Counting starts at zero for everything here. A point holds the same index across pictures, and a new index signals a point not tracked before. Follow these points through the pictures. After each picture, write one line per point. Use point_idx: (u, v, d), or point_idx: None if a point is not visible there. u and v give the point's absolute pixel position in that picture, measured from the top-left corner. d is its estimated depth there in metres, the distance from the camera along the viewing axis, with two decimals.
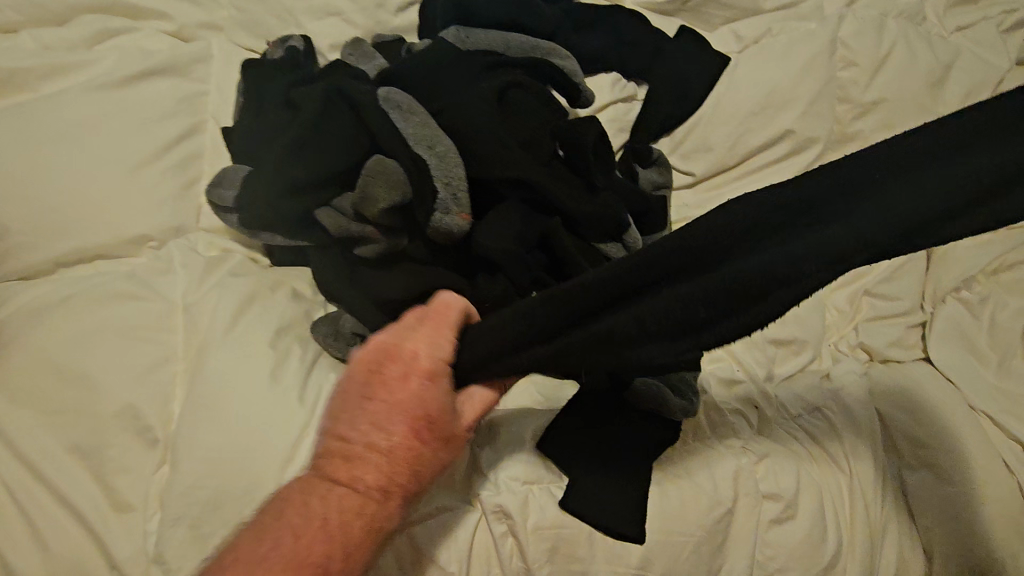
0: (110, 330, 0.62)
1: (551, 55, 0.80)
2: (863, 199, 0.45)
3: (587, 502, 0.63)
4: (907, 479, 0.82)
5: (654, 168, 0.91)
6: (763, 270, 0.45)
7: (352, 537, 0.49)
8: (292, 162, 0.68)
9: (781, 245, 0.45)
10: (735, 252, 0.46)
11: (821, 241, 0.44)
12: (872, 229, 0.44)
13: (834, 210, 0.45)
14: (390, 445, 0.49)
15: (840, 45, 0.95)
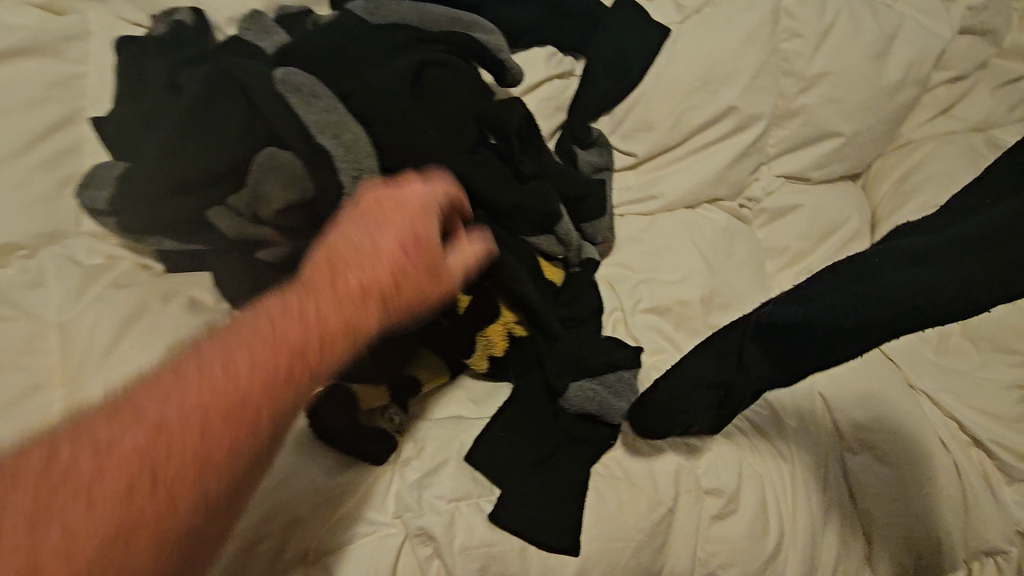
0: None
1: (474, 28, 0.73)
2: (927, 262, 0.53)
3: (520, 515, 0.59)
4: (850, 462, 0.80)
5: (594, 150, 0.86)
6: (821, 320, 0.54)
7: (290, 365, 0.38)
8: (173, 155, 0.59)
9: (841, 293, 0.54)
10: (811, 301, 0.55)
11: (877, 294, 0.53)
12: (907, 288, 0.52)
13: (881, 268, 0.54)
14: (385, 257, 0.43)
15: (783, 15, 0.91)
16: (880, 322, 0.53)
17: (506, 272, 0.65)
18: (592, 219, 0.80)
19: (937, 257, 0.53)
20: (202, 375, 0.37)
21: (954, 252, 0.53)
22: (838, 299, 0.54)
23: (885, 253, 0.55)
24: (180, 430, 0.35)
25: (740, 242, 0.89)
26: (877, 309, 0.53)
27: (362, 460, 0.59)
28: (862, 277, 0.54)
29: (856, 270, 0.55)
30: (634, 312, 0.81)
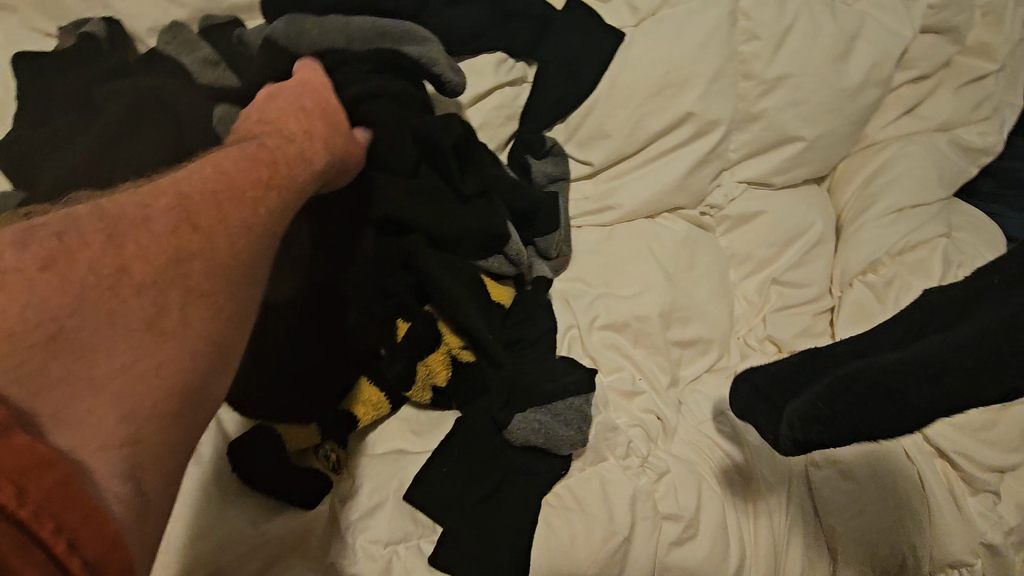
0: None
1: (403, 37, 0.65)
2: (955, 368, 0.45)
3: (461, 556, 0.56)
4: (814, 477, 0.78)
5: (548, 160, 0.83)
6: (831, 437, 0.51)
7: (256, 175, 0.44)
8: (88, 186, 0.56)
9: (861, 412, 0.49)
10: (830, 419, 0.50)
11: (909, 413, 0.47)
12: (933, 399, 0.46)
13: (912, 383, 0.46)
14: (315, 105, 0.54)
15: (741, 16, 0.88)
16: (921, 419, 0.48)
17: (447, 299, 0.62)
18: (546, 234, 0.77)
19: (967, 365, 0.45)
20: (184, 191, 0.39)
21: (987, 337, 0.45)
22: (872, 417, 0.49)
23: (908, 359, 0.47)
24: (201, 204, 0.39)
25: (701, 252, 0.86)
26: (883, 428, 0.49)
27: (291, 504, 0.57)
28: (881, 394, 0.48)
29: (864, 382, 0.49)
30: (590, 330, 0.78)
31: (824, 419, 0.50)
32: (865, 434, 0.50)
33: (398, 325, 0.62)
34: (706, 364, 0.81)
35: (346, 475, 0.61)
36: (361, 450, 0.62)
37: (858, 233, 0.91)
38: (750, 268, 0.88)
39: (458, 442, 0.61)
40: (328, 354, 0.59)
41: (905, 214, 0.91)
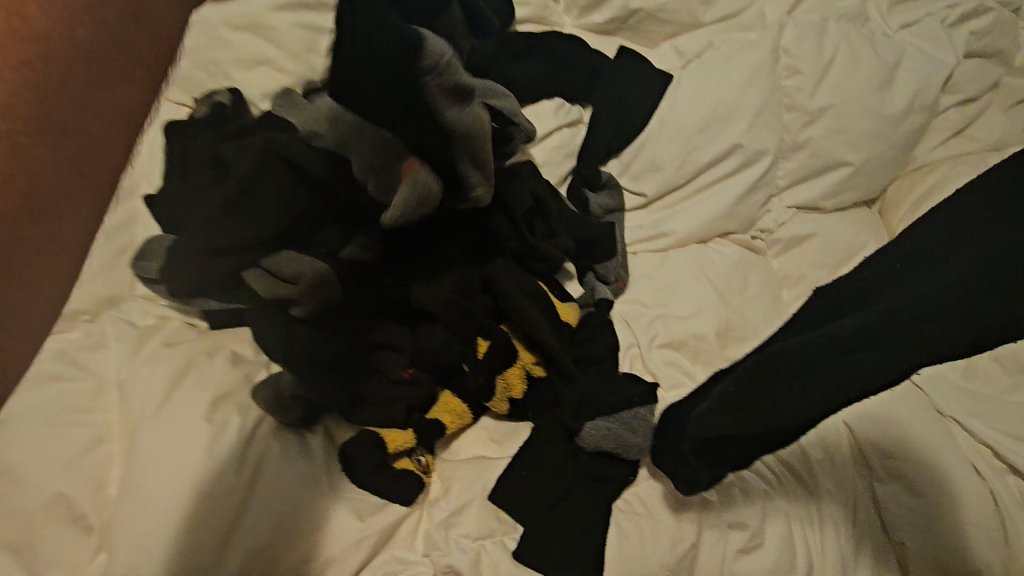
0: (41, 418, 0.61)
1: (491, 95, 0.77)
2: (853, 348, 0.45)
3: (544, 552, 0.62)
4: (879, 492, 0.80)
5: (605, 193, 0.90)
6: (738, 426, 0.52)
7: None
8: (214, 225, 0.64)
9: (767, 392, 0.50)
10: (737, 405, 0.52)
11: (815, 392, 0.47)
12: (818, 382, 0.46)
13: (811, 357, 0.47)
14: None
15: (782, 54, 0.94)
16: (837, 401, 0.47)
17: (522, 318, 0.69)
18: (605, 259, 0.84)
19: (868, 341, 0.45)
20: None
21: (884, 324, 0.45)
22: (777, 397, 0.49)
23: (809, 343, 0.48)
24: None
25: (753, 275, 0.90)
26: (785, 416, 0.49)
27: (390, 502, 0.63)
28: (784, 374, 0.49)
29: (775, 359, 0.50)
30: (649, 348, 0.84)
31: (740, 406, 0.52)
32: (773, 423, 0.50)
33: (480, 341, 0.69)
34: None
35: (434, 478, 0.68)
36: (447, 454, 0.69)
37: None
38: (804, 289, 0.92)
39: (537, 450, 0.68)
40: (418, 368, 0.68)
41: None
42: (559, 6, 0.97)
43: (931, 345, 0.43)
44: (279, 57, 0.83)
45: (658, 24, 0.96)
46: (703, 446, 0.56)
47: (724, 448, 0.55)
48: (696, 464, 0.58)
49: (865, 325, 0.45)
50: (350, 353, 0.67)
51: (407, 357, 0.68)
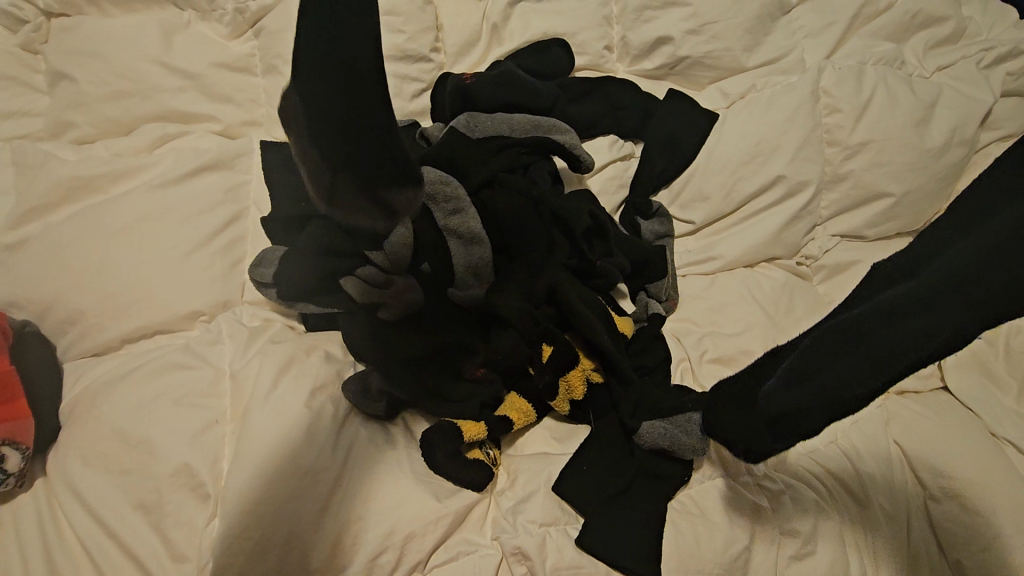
0: (166, 399, 0.69)
1: (553, 130, 0.89)
2: (911, 313, 0.49)
3: (603, 542, 0.67)
4: (934, 510, 0.81)
5: (656, 220, 0.97)
6: (808, 400, 0.54)
7: None
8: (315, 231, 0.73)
9: (825, 360, 0.53)
10: (806, 378, 0.54)
11: (883, 361, 0.50)
12: (882, 352, 0.50)
13: (873, 327, 0.51)
14: None
15: (822, 94, 1.01)
16: (901, 367, 0.50)
17: (583, 326, 0.76)
18: (657, 280, 0.90)
19: (922, 305, 0.49)
20: None
21: (936, 289, 0.49)
22: (844, 366, 0.52)
23: (868, 310, 0.52)
24: None
25: (800, 297, 0.95)
26: (855, 387, 0.52)
27: (463, 487, 0.69)
28: (851, 342, 0.52)
29: (839, 331, 0.53)
30: (700, 363, 0.88)
31: (812, 381, 0.54)
32: (846, 396, 0.52)
33: (544, 345, 0.76)
34: None
35: (501, 471, 0.74)
36: (513, 450, 0.76)
37: None
38: None
39: (594, 449, 0.73)
40: (490, 369, 0.76)
41: None
42: (613, 54, 1.08)
43: (973, 307, 0.47)
44: None
45: (704, 69, 1.06)
46: (774, 424, 0.58)
47: (793, 425, 0.56)
48: (766, 442, 0.59)
49: (916, 290, 0.50)
50: (430, 352, 0.75)
51: (481, 359, 0.77)
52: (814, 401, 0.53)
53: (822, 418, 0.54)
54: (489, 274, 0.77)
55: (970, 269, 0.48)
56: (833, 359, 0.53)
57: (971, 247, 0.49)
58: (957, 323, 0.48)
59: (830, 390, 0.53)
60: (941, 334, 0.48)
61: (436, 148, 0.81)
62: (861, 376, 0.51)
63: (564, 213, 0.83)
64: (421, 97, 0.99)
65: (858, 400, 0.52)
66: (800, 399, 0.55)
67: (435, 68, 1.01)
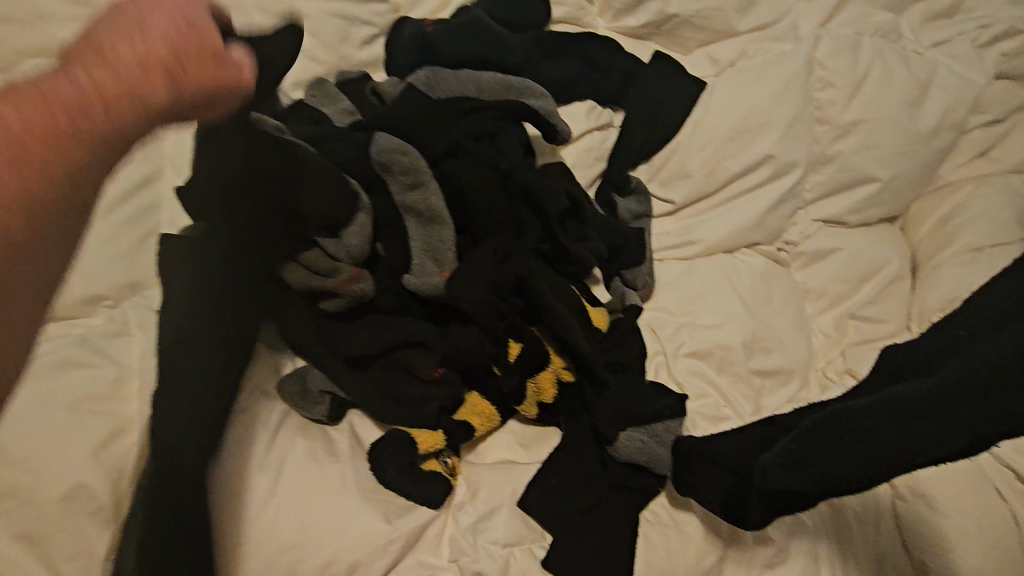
0: (58, 403, 0.57)
1: (526, 93, 0.77)
2: (923, 417, 0.48)
3: (571, 561, 0.61)
4: (901, 512, 0.78)
5: (633, 198, 0.89)
6: (801, 483, 0.53)
7: None
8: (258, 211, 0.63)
9: (823, 447, 0.52)
10: (807, 461, 0.52)
11: (880, 458, 0.49)
12: (897, 450, 0.49)
13: (878, 423, 0.50)
14: None
15: (817, 66, 0.94)
16: (902, 467, 0.49)
17: (553, 320, 0.67)
18: (632, 266, 0.82)
19: (937, 412, 0.48)
20: None
21: (952, 394, 0.47)
22: (849, 456, 0.50)
23: (873, 406, 0.51)
24: None
25: (779, 288, 0.90)
26: (848, 478, 0.51)
27: (417, 503, 0.61)
28: (851, 432, 0.51)
29: (839, 420, 0.52)
30: (676, 357, 0.82)
31: (811, 461, 0.52)
32: (840, 485, 0.51)
33: (510, 343, 0.67)
34: (787, 394, 0.84)
35: (459, 482, 0.66)
36: (472, 457, 0.68)
37: (934, 271, 0.92)
38: (826, 304, 0.92)
39: (565, 456, 0.67)
40: (449, 368, 0.67)
41: (985, 253, 0.90)
42: (594, 7, 0.96)
43: (994, 421, 0.46)
44: (315, 46, 0.82)
45: (693, 31, 0.96)
46: (766, 495, 0.55)
47: (788, 497, 0.54)
48: (759, 512, 0.57)
49: (933, 394, 0.48)
50: (381, 351, 0.66)
51: (439, 357, 0.67)
52: (807, 487, 0.52)
53: (812, 496, 0.53)
54: (449, 261, 0.69)
55: (990, 377, 0.46)
56: (829, 446, 0.51)
57: (999, 354, 0.47)
58: (973, 432, 0.46)
59: (823, 477, 0.52)
60: (954, 440, 0.47)
61: (394, 111, 0.72)
62: (862, 469, 0.50)
63: (538, 191, 0.72)
64: (373, 45, 0.85)
65: (852, 487, 0.51)
66: (789, 480, 0.53)
67: (391, 11, 0.87)
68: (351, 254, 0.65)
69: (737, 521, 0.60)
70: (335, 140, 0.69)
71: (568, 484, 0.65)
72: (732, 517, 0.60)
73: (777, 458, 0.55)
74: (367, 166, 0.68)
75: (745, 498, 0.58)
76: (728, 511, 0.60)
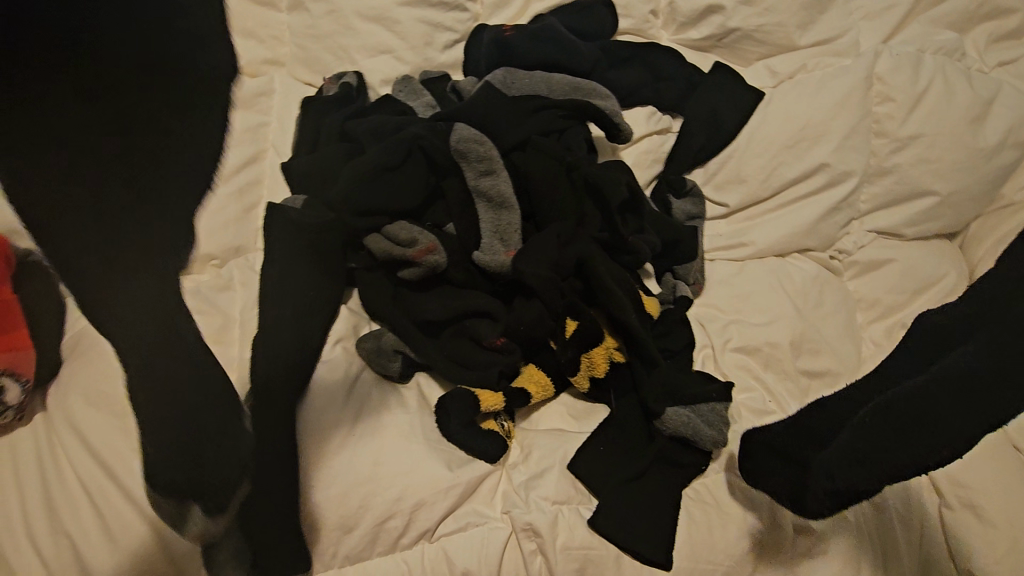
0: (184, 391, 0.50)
1: (593, 95, 0.84)
2: (983, 384, 0.53)
3: (616, 523, 0.65)
4: (949, 521, 0.77)
5: (688, 200, 0.93)
6: (875, 475, 0.55)
7: None
8: (361, 188, 0.72)
9: (893, 434, 0.54)
10: (879, 451, 0.54)
11: (954, 433, 0.53)
12: (966, 421, 0.53)
13: (946, 398, 0.53)
14: None
15: (876, 81, 0.96)
16: (968, 437, 0.53)
17: (609, 300, 0.72)
18: (685, 262, 0.87)
19: (991, 375, 0.53)
20: None
21: (1002, 358, 0.53)
22: (924, 438, 0.53)
23: (933, 382, 0.54)
24: None
25: (830, 293, 0.91)
26: (923, 459, 0.54)
27: (475, 456, 0.66)
28: (923, 413, 0.53)
29: (907, 405, 0.54)
30: (723, 350, 0.86)
31: (882, 449, 0.54)
32: (915, 466, 0.54)
33: (568, 319, 0.72)
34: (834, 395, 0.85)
35: (514, 444, 0.71)
36: (527, 424, 0.74)
37: None
38: (878, 313, 0.93)
39: (612, 429, 0.71)
40: (511, 339, 0.72)
41: None
42: (658, 19, 1.02)
43: None
44: (402, 48, 0.91)
45: (754, 44, 1.00)
46: (830, 489, 0.57)
47: (852, 487, 0.56)
48: (823, 504, 0.58)
49: (988, 362, 0.53)
50: (450, 319, 0.73)
51: (501, 327, 0.73)
52: (882, 475, 0.54)
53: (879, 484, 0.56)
54: (515, 242, 0.75)
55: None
56: (899, 428, 0.54)
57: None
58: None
59: (901, 464, 0.54)
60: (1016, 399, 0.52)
61: (472, 105, 0.79)
62: (933, 446, 0.53)
63: (601, 182, 0.78)
64: (452, 49, 0.94)
65: (923, 466, 0.55)
66: (863, 472, 0.55)
67: (471, 19, 0.95)
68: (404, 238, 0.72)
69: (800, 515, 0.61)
70: (421, 127, 0.76)
71: (615, 454, 0.69)
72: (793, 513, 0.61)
73: (845, 453, 0.56)
74: (447, 153, 0.75)
75: (805, 494, 0.59)
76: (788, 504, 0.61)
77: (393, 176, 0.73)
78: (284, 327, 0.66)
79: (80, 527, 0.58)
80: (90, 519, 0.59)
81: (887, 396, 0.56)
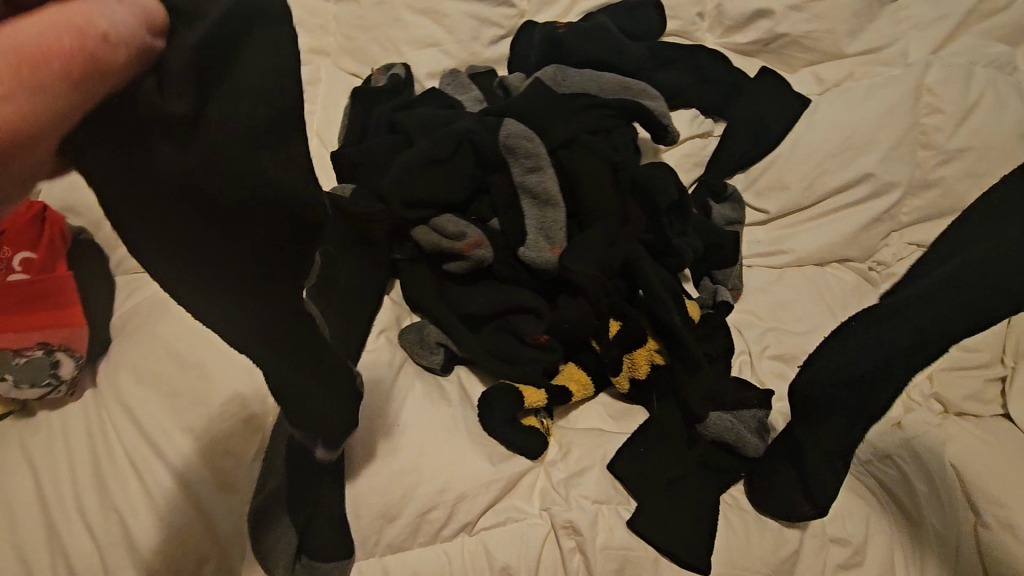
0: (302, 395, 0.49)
1: (642, 95, 0.84)
2: (926, 306, 0.62)
3: (655, 526, 0.65)
4: (986, 540, 0.75)
5: (728, 204, 0.92)
6: (850, 411, 0.64)
7: None
8: (411, 180, 0.72)
9: (860, 362, 0.63)
10: (853, 384, 0.63)
11: (911, 352, 0.62)
12: (918, 338, 0.61)
13: (897, 318, 0.63)
14: None
15: (925, 92, 0.95)
16: (923, 356, 0.62)
17: (654, 303, 0.72)
18: (725, 267, 0.86)
19: (947, 295, 0.61)
20: None
21: (950, 284, 0.62)
22: (877, 358, 0.62)
23: (888, 312, 0.64)
24: None
25: (870, 304, 0.90)
26: (887, 385, 0.63)
27: (516, 453, 0.66)
28: (869, 330, 0.64)
29: (861, 329, 0.65)
30: (760, 357, 0.84)
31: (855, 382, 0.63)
32: (882, 394, 0.63)
33: (610, 320, 0.73)
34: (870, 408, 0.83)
35: (553, 442, 0.71)
36: (565, 422, 0.74)
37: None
38: None
39: (652, 432, 0.71)
40: (554, 337, 0.72)
41: None
42: (705, 22, 1.02)
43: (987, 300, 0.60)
44: (449, 42, 0.91)
45: (800, 51, 1.00)
46: (825, 453, 0.65)
47: (839, 434, 0.65)
48: (824, 471, 0.65)
49: (923, 292, 0.63)
50: (494, 314, 0.73)
51: (544, 325, 0.72)
52: (855, 405, 0.64)
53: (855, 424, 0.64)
54: (561, 239, 0.75)
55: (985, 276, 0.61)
56: (873, 363, 0.63)
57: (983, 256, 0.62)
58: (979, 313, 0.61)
59: (870, 396, 0.63)
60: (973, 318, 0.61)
61: (521, 102, 0.79)
62: (894, 370, 0.63)
63: (650, 184, 0.77)
64: (498, 45, 0.94)
65: (887, 395, 0.63)
66: (844, 407, 0.64)
67: (518, 15, 0.95)
68: (453, 232, 0.72)
69: (820, 504, 0.65)
70: (471, 121, 0.76)
71: (655, 457, 0.69)
72: (810, 509, 0.65)
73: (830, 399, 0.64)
74: (495, 148, 0.74)
75: (807, 471, 0.65)
76: (800, 492, 0.66)
77: (442, 169, 0.73)
78: (335, 309, 0.66)
79: (126, 504, 0.58)
80: (136, 497, 0.59)
81: (848, 331, 0.66)
